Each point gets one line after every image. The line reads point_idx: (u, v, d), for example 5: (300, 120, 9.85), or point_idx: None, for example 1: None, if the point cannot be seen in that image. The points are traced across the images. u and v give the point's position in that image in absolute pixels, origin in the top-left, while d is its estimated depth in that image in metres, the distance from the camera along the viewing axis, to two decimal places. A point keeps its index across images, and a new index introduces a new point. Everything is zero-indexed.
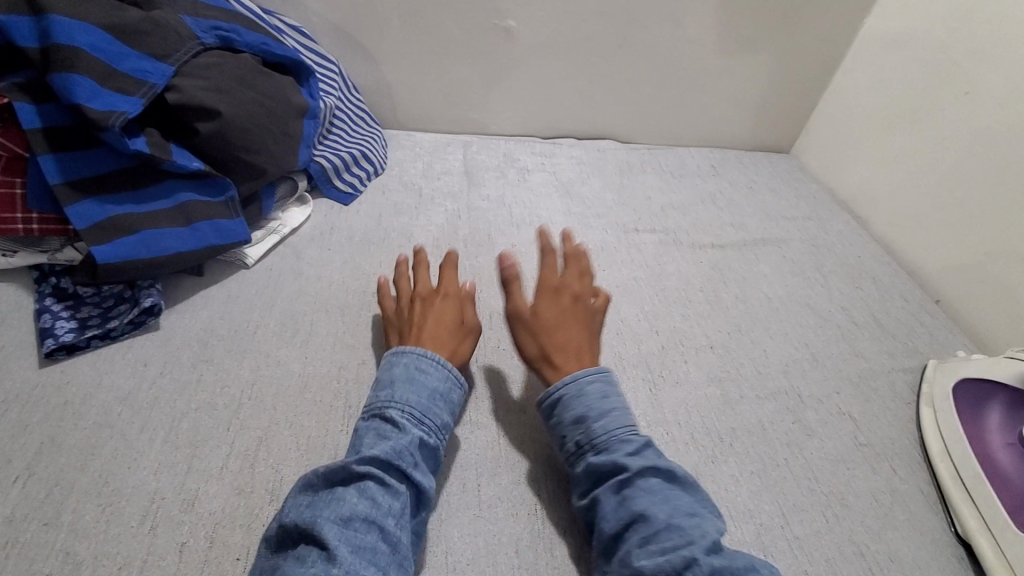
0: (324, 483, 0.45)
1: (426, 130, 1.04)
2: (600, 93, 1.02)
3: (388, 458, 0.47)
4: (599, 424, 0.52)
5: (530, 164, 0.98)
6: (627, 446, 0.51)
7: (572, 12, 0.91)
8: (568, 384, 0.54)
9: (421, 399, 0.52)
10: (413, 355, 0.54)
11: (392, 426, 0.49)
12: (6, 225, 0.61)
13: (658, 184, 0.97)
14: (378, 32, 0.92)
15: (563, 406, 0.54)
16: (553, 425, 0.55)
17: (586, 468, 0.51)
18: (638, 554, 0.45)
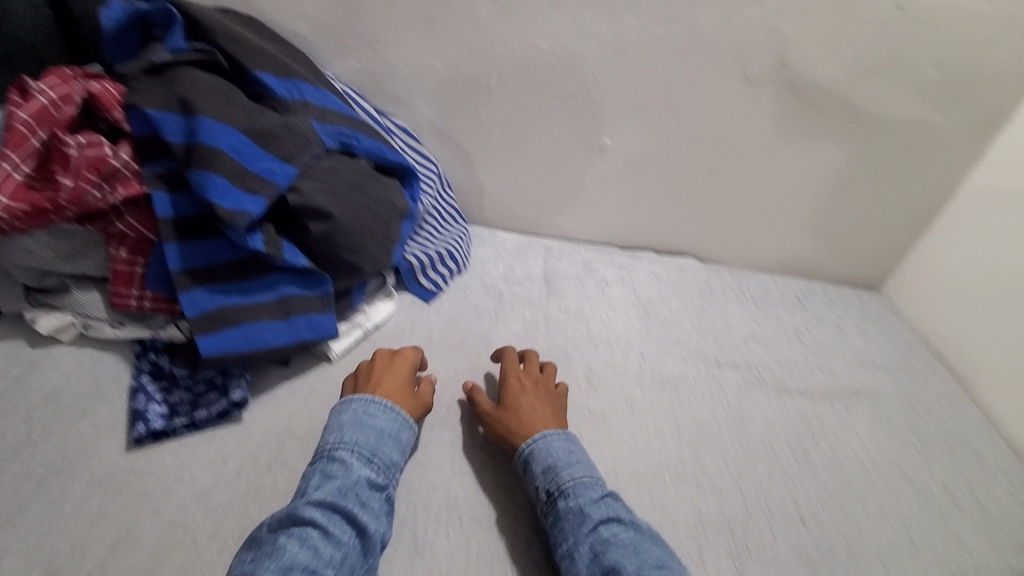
0: (272, 529, 0.50)
1: (509, 229, 1.06)
2: (686, 213, 1.01)
3: (331, 501, 0.52)
4: (566, 472, 0.59)
5: (609, 276, 0.98)
6: (593, 497, 0.57)
7: (666, 137, 0.92)
8: (536, 440, 0.62)
9: (371, 442, 0.58)
10: (362, 400, 0.62)
11: (339, 467, 0.56)
12: (121, 300, 0.65)
13: (740, 312, 0.95)
14: (477, 137, 0.96)
15: (534, 458, 0.61)
16: (527, 479, 0.61)
17: (555, 516, 0.57)
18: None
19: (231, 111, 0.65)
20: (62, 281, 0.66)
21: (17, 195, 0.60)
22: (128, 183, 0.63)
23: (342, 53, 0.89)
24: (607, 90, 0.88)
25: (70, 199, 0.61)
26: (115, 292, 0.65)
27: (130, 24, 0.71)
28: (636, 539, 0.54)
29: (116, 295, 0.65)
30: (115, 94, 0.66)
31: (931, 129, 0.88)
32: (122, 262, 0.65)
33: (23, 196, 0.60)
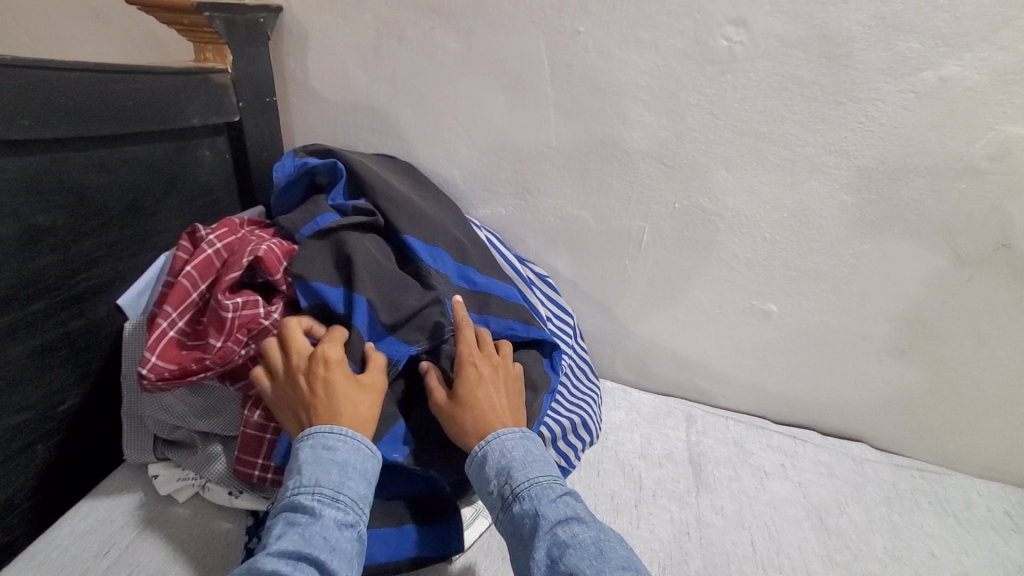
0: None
1: (641, 386, 0.95)
2: (862, 393, 0.85)
3: (297, 550, 0.45)
4: (521, 477, 0.53)
5: (767, 462, 0.82)
6: (548, 496, 0.51)
7: (844, 308, 0.80)
8: (483, 444, 0.56)
9: (333, 479, 0.50)
10: (320, 433, 0.52)
11: (303, 516, 0.48)
12: (245, 470, 0.61)
13: (944, 536, 0.74)
14: (619, 289, 0.88)
15: (484, 464, 0.55)
16: (478, 485, 0.56)
17: (512, 520, 0.51)
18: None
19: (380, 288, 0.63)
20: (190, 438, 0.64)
21: (169, 355, 0.60)
22: (273, 340, 0.61)
23: (489, 201, 0.87)
24: (777, 255, 0.79)
25: (217, 360, 0.59)
26: (241, 458, 0.61)
27: (298, 178, 0.73)
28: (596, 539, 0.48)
29: (241, 462, 0.61)
30: (277, 253, 0.64)
31: None
32: (254, 427, 0.61)
33: (175, 355, 0.60)
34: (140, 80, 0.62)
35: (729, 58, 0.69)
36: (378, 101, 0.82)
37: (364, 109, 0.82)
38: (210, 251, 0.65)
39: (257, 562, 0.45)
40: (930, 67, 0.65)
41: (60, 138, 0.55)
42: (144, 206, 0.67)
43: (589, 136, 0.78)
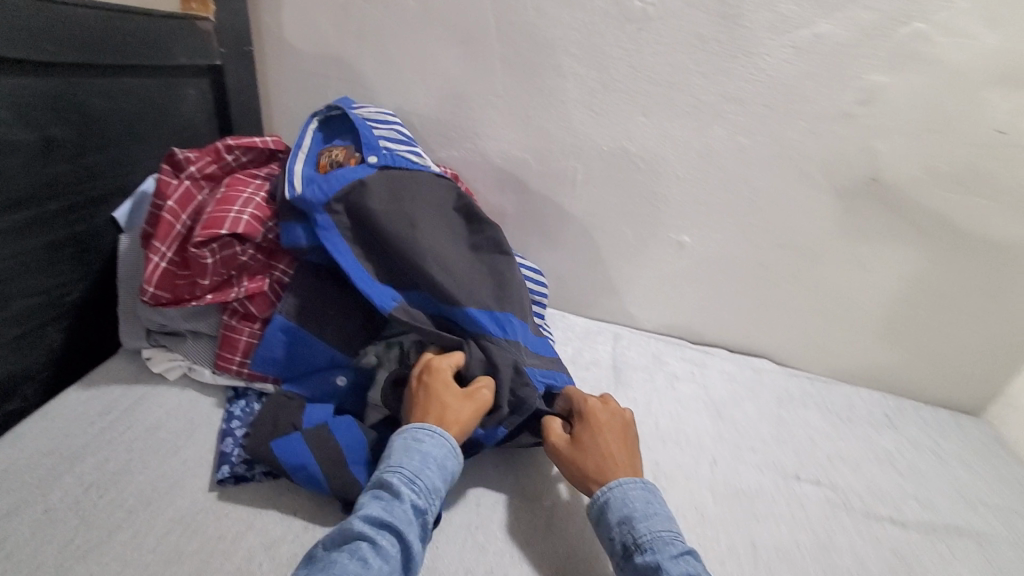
0: (337, 538, 0.52)
1: (579, 315, 1.08)
2: (762, 314, 0.99)
3: (382, 519, 0.53)
4: (645, 525, 0.57)
5: (679, 370, 0.96)
6: (672, 552, 0.55)
7: (746, 238, 0.93)
8: (613, 487, 0.61)
9: (415, 465, 0.58)
10: (413, 428, 0.61)
11: (388, 491, 0.56)
12: (225, 363, 0.72)
13: (822, 425, 0.88)
14: (558, 224, 1.01)
15: (610, 507, 0.60)
16: (601, 526, 0.60)
17: (636, 568, 0.55)
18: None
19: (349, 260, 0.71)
20: (179, 330, 0.75)
21: (164, 282, 0.71)
22: (253, 271, 0.74)
23: (445, 145, 0.99)
24: (689, 191, 0.92)
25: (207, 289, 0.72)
26: (221, 354, 0.73)
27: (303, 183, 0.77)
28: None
29: (221, 357, 0.72)
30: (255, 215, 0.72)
31: None
32: (232, 330, 0.73)
33: (170, 282, 0.72)
34: (140, 22, 0.74)
35: (643, 18, 0.82)
36: (347, 54, 0.93)
37: (334, 60, 0.94)
38: (197, 191, 0.75)
39: (351, 521, 0.53)
40: (806, 26, 0.77)
41: (72, 64, 0.66)
42: (138, 130, 0.78)
43: (529, 86, 0.91)
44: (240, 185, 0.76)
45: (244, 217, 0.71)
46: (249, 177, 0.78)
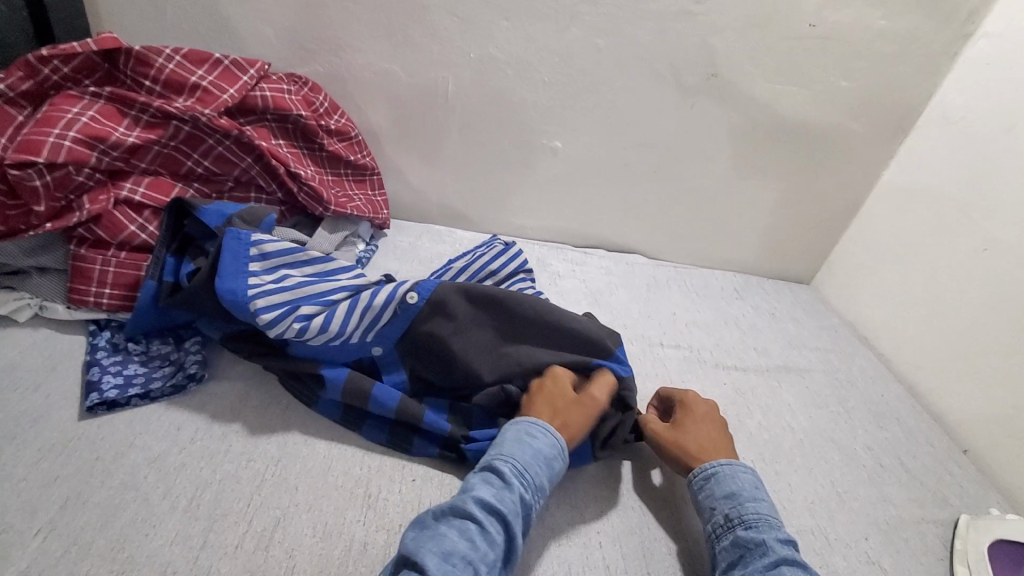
0: (432, 521, 0.49)
1: (467, 229, 1.11)
2: (631, 212, 1.08)
3: (492, 503, 0.50)
4: (752, 505, 0.55)
5: (561, 269, 1.03)
6: (778, 536, 0.53)
7: (611, 141, 1.00)
8: (724, 464, 0.59)
9: (529, 456, 0.55)
10: (525, 421, 0.59)
11: (499, 478, 0.53)
12: (79, 296, 0.67)
13: (683, 301, 1.01)
14: (435, 139, 1.01)
15: (717, 481, 0.58)
16: (701, 496, 0.58)
17: (734, 543, 0.53)
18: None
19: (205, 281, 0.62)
20: (22, 267, 0.69)
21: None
22: (94, 196, 0.68)
23: (306, 59, 0.93)
24: (556, 97, 0.96)
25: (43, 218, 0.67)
26: (74, 288, 0.68)
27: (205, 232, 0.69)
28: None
29: (74, 291, 0.67)
30: (79, 145, 0.66)
31: (848, 134, 0.98)
32: (81, 261, 0.68)
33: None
34: None
35: None
36: None
37: None
38: (14, 113, 0.67)
39: (457, 502, 0.50)
40: None
41: None
42: None
43: None
44: (64, 105, 0.67)
45: (67, 147, 0.64)
46: (75, 95, 0.69)
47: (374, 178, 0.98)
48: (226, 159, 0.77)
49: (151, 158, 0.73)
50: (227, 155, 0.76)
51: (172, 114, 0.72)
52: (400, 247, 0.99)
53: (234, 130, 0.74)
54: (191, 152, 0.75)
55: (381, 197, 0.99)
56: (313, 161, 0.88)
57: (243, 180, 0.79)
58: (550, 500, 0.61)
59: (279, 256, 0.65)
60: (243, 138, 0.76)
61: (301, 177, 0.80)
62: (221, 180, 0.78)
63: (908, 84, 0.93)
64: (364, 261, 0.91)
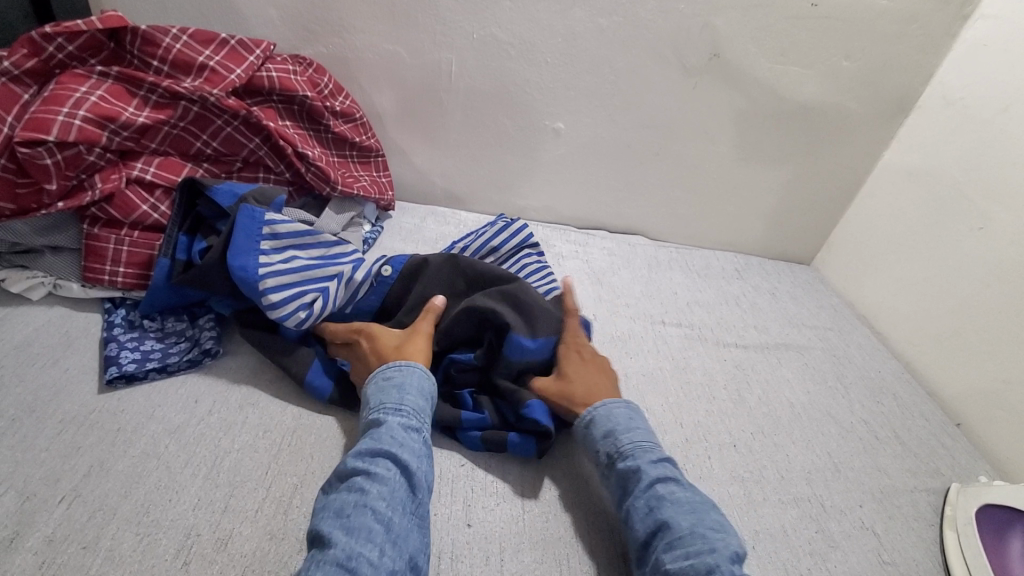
0: (327, 487, 0.51)
1: (471, 211, 1.12)
2: (633, 194, 1.09)
3: (373, 451, 0.52)
4: (626, 436, 0.58)
5: (564, 250, 1.04)
6: (652, 458, 0.56)
7: (613, 122, 1.01)
8: (597, 405, 0.61)
9: (392, 397, 0.57)
10: (380, 367, 0.60)
11: (376, 426, 0.54)
12: (95, 275, 0.69)
13: (684, 281, 1.02)
14: (439, 121, 1.01)
15: (596, 424, 0.60)
16: (587, 442, 0.60)
17: (619, 476, 0.56)
18: (665, 557, 0.47)
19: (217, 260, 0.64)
20: (34, 246, 0.70)
21: (3, 193, 0.66)
22: (105, 174, 0.70)
23: (309, 41, 0.93)
24: (559, 78, 0.96)
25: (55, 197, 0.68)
26: (89, 267, 0.69)
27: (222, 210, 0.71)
28: (693, 499, 0.52)
29: (90, 269, 0.69)
30: (91, 123, 0.67)
31: (847, 114, 0.99)
32: (95, 240, 0.69)
33: (10, 193, 0.67)
34: None
35: None
36: None
37: None
38: (22, 93, 0.67)
39: (342, 467, 0.51)
40: None
41: None
42: None
43: None
44: (72, 84, 0.68)
45: (78, 125, 0.66)
46: (83, 75, 0.69)
47: (379, 159, 0.99)
48: (234, 139, 0.78)
49: (161, 139, 0.74)
50: (235, 135, 0.77)
51: (179, 94, 0.73)
52: (405, 228, 1.01)
53: (242, 110, 0.75)
54: (200, 133, 0.76)
55: (386, 178, 1.00)
56: (319, 142, 0.89)
57: (251, 160, 0.80)
58: (556, 470, 0.63)
59: (290, 238, 0.67)
60: (251, 118, 0.77)
61: (308, 157, 0.82)
62: (230, 161, 0.79)
63: (908, 63, 0.94)
64: (370, 243, 0.93)
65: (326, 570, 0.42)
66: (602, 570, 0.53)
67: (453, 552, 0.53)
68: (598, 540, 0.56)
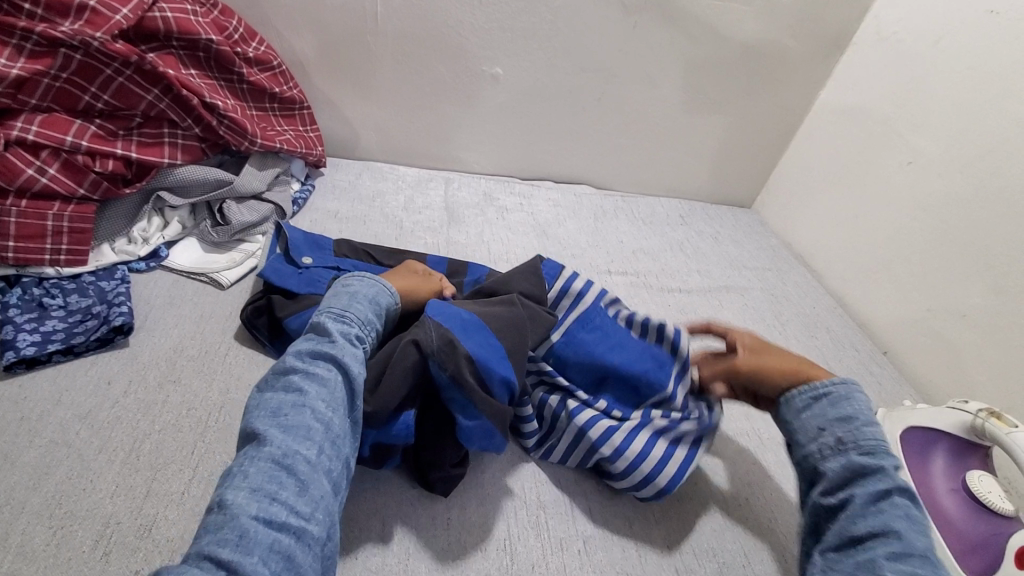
0: (259, 387, 0.47)
1: (409, 166, 1.07)
2: (577, 141, 1.06)
3: (312, 351, 0.48)
4: (870, 428, 0.48)
5: (508, 203, 1.01)
6: (897, 463, 0.46)
7: (554, 66, 0.96)
8: (843, 383, 0.50)
9: (342, 303, 0.54)
10: (339, 282, 0.58)
11: (318, 328, 0.51)
12: None
13: (630, 229, 1.01)
14: (368, 68, 0.94)
15: (832, 402, 0.50)
16: (806, 415, 0.51)
17: (845, 467, 0.46)
18: (885, 565, 0.40)
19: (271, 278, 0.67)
20: None
21: None
22: None
23: None
24: (494, 18, 0.90)
25: None
26: None
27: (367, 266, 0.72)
28: (926, 521, 0.44)
29: None
30: None
31: (786, 52, 0.99)
32: None
33: None
34: None
35: None
36: None
37: None
38: None
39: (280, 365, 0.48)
40: None
41: None
42: None
43: None
44: None
45: None
46: None
47: (303, 112, 0.92)
48: (129, 91, 0.69)
49: (43, 93, 0.65)
50: (129, 87, 0.69)
51: (58, 40, 0.63)
52: (339, 186, 0.95)
53: (133, 56, 0.67)
54: (87, 86, 0.67)
55: (314, 133, 0.94)
56: (232, 93, 0.81)
57: (153, 115, 0.72)
58: None
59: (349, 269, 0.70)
60: (145, 65, 0.68)
61: (218, 108, 0.74)
62: (127, 116, 0.71)
63: None
64: (301, 202, 0.87)
65: (261, 468, 0.40)
66: (550, 519, 0.54)
67: (398, 515, 0.51)
68: (546, 490, 0.56)
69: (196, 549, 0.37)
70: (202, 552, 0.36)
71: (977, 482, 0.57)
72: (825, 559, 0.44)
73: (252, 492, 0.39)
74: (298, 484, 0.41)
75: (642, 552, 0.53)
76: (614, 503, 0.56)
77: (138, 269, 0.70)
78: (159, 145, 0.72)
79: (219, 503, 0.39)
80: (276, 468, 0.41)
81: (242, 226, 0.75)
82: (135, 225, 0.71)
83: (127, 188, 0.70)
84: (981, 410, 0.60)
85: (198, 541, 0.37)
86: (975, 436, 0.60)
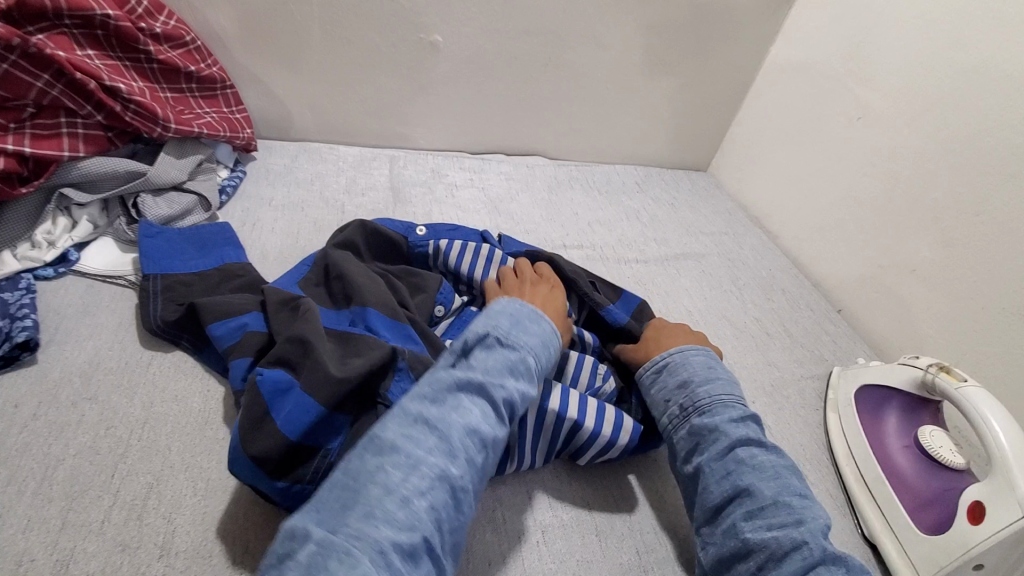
0: (452, 383, 0.43)
1: (350, 145, 1.01)
2: (527, 110, 1.02)
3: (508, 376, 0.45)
4: (704, 393, 0.54)
5: (458, 179, 0.97)
6: (731, 416, 0.52)
7: (497, 31, 0.91)
8: (674, 354, 0.57)
9: (541, 332, 0.50)
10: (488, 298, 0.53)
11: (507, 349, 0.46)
12: None
13: (584, 200, 0.99)
14: (294, 41, 0.87)
15: (669, 373, 0.56)
16: (654, 390, 0.56)
17: (691, 433, 0.52)
18: (744, 526, 0.46)
19: (194, 281, 0.62)
20: None
21: None
22: None
23: None
24: None
25: None
26: None
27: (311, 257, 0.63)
28: (774, 462, 0.49)
29: None
30: None
31: (734, 7, 0.96)
32: None
33: None
34: None
35: None
36: None
37: None
38: None
39: (459, 375, 0.44)
40: None
41: None
42: None
43: None
44: None
45: None
46: None
47: (225, 91, 0.85)
48: (16, 78, 0.61)
49: None
50: (16, 73, 0.61)
51: None
52: (273, 171, 0.88)
53: (16, 39, 0.59)
54: None
55: (239, 114, 0.87)
56: (139, 74, 0.73)
57: (46, 104, 0.64)
58: None
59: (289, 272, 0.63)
60: (30, 48, 0.60)
61: (121, 92, 0.67)
62: (18, 107, 0.62)
63: None
64: (230, 190, 0.81)
65: (438, 492, 0.38)
66: (507, 512, 0.52)
67: None
68: (502, 480, 0.54)
69: (369, 540, 0.35)
70: (373, 545, 0.34)
71: (929, 439, 0.58)
72: (704, 533, 0.49)
73: (429, 509, 0.38)
74: (455, 517, 0.39)
75: (601, 537, 0.51)
76: (573, 487, 0.55)
77: (45, 277, 0.63)
78: (57, 137, 0.65)
79: (397, 497, 0.37)
80: (450, 498, 0.39)
81: (161, 221, 0.69)
82: (38, 228, 0.64)
83: (24, 187, 0.63)
84: (931, 366, 0.60)
85: (373, 526, 0.35)
86: (925, 392, 0.61)
